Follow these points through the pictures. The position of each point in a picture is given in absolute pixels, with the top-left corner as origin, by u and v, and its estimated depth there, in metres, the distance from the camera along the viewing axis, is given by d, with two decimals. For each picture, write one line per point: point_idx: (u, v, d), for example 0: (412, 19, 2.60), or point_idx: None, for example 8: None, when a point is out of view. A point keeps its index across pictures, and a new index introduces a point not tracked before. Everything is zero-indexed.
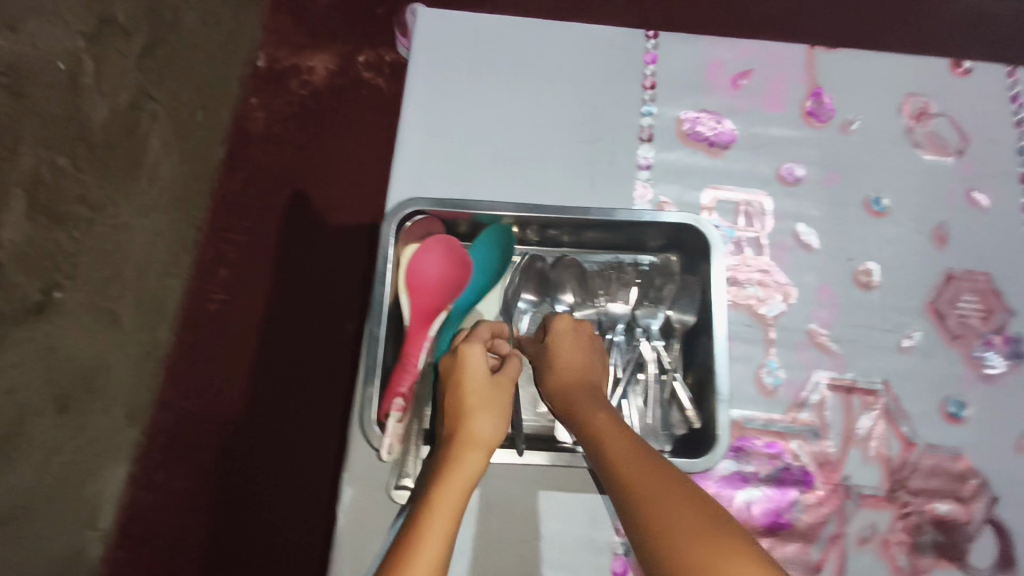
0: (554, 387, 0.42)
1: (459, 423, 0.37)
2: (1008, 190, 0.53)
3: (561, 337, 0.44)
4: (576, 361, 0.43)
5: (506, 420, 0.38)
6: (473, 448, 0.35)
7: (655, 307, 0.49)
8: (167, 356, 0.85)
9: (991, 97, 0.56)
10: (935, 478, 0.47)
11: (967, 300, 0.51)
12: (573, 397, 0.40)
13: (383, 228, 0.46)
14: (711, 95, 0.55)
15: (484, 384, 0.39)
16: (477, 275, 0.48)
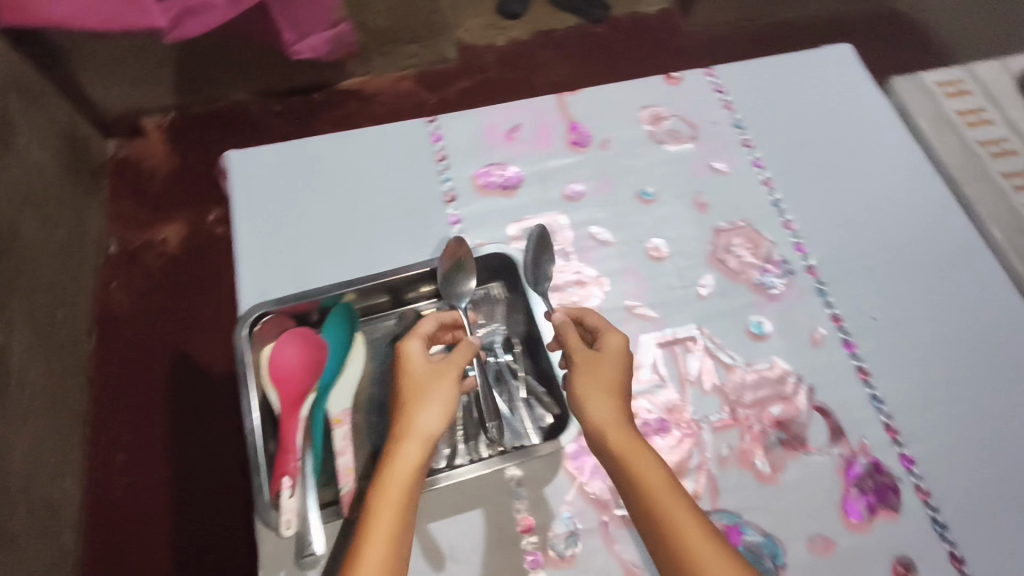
0: (600, 410, 0.42)
1: (402, 420, 0.41)
2: (737, 155, 0.68)
3: (617, 359, 0.45)
4: (624, 387, 0.44)
5: (449, 406, 0.42)
6: (410, 442, 0.40)
7: (493, 328, 0.56)
8: (80, 560, 0.82)
9: (703, 91, 0.71)
10: (762, 387, 0.56)
11: (737, 244, 0.62)
12: (620, 433, 0.40)
13: (236, 335, 0.51)
14: (494, 150, 0.66)
15: (425, 375, 0.44)
16: (333, 351, 0.52)
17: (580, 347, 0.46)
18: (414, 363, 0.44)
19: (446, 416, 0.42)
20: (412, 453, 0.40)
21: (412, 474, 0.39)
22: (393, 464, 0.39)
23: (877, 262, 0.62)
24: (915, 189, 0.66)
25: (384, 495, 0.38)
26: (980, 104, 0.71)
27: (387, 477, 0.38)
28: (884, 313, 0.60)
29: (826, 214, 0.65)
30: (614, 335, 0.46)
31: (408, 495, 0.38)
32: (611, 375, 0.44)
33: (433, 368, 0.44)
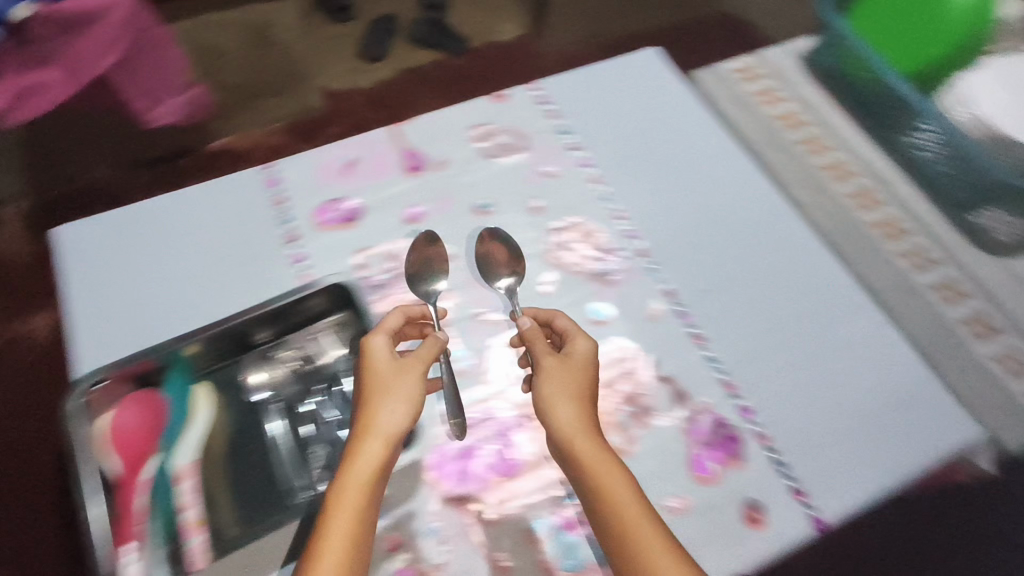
0: (569, 420, 0.50)
1: (366, 416, 0.49)
2: (564, 158, 0.72)
3: (582, 365, 0.53)
4: (587, 397, 0.52)
5: (407, 404, 0.49)
6: (370, 440, 0.48)
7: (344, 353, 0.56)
8: None
9: (527, 104, 0.76)
10: (607, 369, 0.59)
11: (572, 240, 0.66)
12: (586, 442, 0.49)
13: (66, 407, 0.48)
14: (332, 186, 0.68)
15: (388, 373, 0.51)
16: (174, 407, 0.52)
17: (548, 357, 0.53)
18: (380, 361, 0.51)
19: (406, 415, 0.49)
20: (374, 450, 0.47)
21: (376, 469, 0.47)
22: (357, 457, 0.47)
23: (701, 235, 0.68)
24: (725, 165, 0.72)
25: (345, 487, 0.46)
26: (774, 84, 0.79)
27: (354, 471, 0.46)
28: (711, 280, 0.65)
29: (649, 200, 0.70)
30: (582, 342, 0.54)
31: (367, 489, 0.46)
32: (579, 385, 0.52)
33: (397, 366, 0.51)
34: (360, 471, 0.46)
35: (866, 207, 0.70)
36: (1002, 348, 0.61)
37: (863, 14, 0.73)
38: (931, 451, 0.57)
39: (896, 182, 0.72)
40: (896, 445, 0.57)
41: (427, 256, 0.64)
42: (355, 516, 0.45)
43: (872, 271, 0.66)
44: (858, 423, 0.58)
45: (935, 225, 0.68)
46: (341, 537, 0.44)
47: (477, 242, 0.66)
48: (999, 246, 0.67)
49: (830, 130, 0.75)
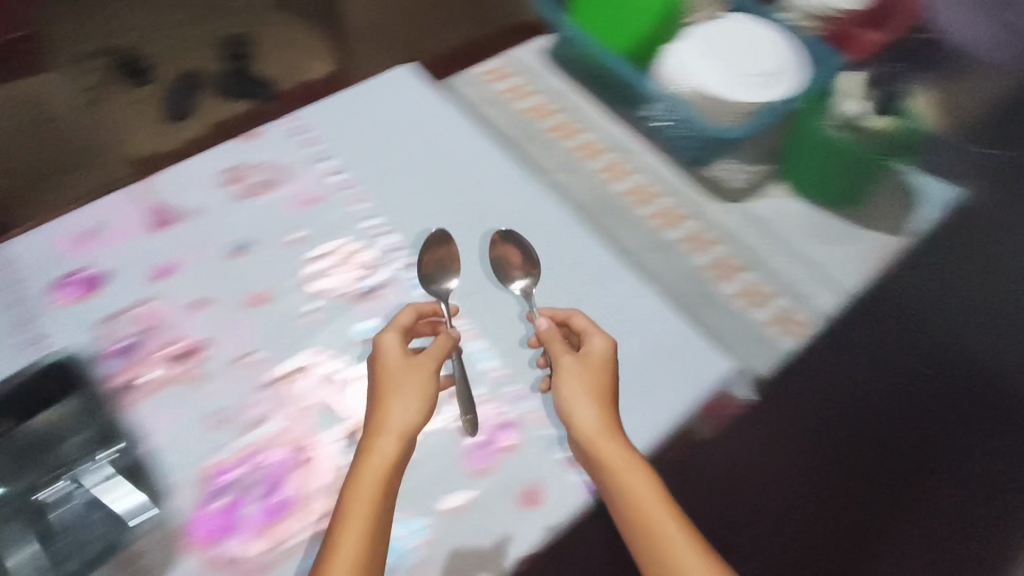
0: (590, 421, 0.53)
1: (379, 414, 0.53)
2: (320, 184, 0.72)
3: (599, 362, 0.57)
4: (609, 392, 0.56)
5: (414, 402, 0.53)
6: (382, 439, 0.51)
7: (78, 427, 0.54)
8: None
9: (280, 140, 0.76)
10: None
11: (331, 263, 0.66)
12: (605, 438, 0.53)
13: None
14: (69, 259, 0.64)
15: (403, 373, 0.55)
16: None
17: (567, 356, 0.57)
18: (393, 359, 0.56)
19: (415, 412, 0.53)
20: (387, 446, 0.51)
21: (390, 464, 0.50)
22: (371, 456, 0.50)
23: (463, 234, 0.69)
24: (480, 160, 0.74)
25: (360, 481, 0.49)
26: (521, 79, 0.82)
27: (367, 467, 0.49)
28: (477, 276, 0.66)
29: (409, 210, 0.70)
30: (597, 342, 0.58)
31: (383, 484, 0.49)
32: (596, 385, 0.55)
33: (407, 366, 0.55)
34: (372, 468, 0.49)
35: (614, 178, 0.75)
36: (743, 281, 0.68)
37: (580, 10, 0.79)
38: (692, 393, 0.60)
39: (638, 149, 0.77)
40: (658, 395, 0.60)
41: (441, 256, 0.67)
42: (368, 514, 0.47)
43: (625, 237, 0.70)
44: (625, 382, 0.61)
45: (675, 182, 0.74)
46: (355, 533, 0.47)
47: (488, 246, 0.68)
48: (731, 193, 0.75)
49: (576, 112, 0.79)
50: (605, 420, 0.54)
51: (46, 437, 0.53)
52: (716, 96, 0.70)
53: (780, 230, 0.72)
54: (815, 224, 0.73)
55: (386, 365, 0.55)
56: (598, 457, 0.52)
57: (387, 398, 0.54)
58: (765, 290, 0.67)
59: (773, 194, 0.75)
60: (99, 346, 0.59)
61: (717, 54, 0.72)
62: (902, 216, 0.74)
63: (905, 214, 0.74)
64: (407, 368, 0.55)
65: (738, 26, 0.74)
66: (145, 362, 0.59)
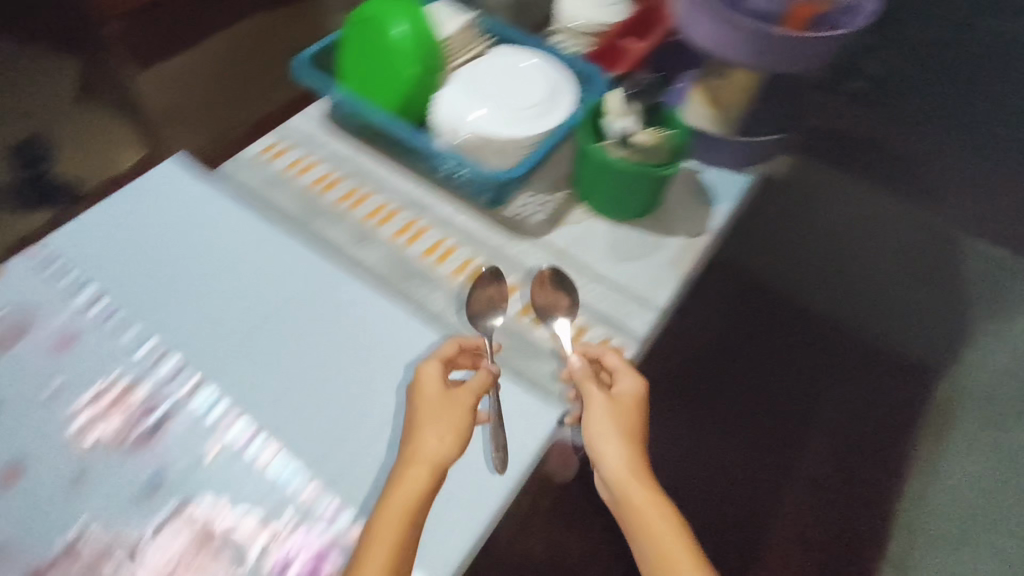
0: (617, 460, 0.56)
1: (412, 442, 0.53)
2: (77, 317, 0.62)
3: (629, 400, 0.58)
4: (636, 433, 0.58)
5: (448, 433, 0.54)
6: (414, 469, 0.52)
7: None
8: None
9: (23, 273, 0.64)
10: (166, 546, 0.51)
11: (99, 411, 0.57)
12: (633, 478, 0.56)
13: None
14: None
15: (436, 406, 0.55)
16: None
17: (601, 395, 0.58)
18: (431, 392, 0.56)
19: (444, 446, 0.54)
20: (418, 477, 0.52)
21: (417, 496, 0.51)
22: (405, 485, 0.51)
23: (259, 336, 0.62)
24: (272, 251, 0.68)
25: (388, 513, 0.50)
26: (303, 150, 0.76)
27: (396, 500, 0.50)
28: (281, 379, 0.59)
29: (196, 322, 0.62)
30: (630, 383, 0.59)
31: (408, 519, 0.50)
32: (626, 423, 0.57)
33: (443, 398, 0.56)
34: (400, 501, 0.50)
35: (414, 240, 0.70)
36: (561, 317, 0.66)
37: (343, 71, 0.75)
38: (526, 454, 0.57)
39: (433, 201, 0.73)
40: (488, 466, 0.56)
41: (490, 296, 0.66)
42: (390, 547, 0.49)
43: (431, 300, 0.66)
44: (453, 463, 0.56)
45: (477, 231, 0.71)
46: (380, 561, 0.48)
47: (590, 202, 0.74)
48: (536, 228, 0.73)
49: (368, 176, 0.74)
50: (634, 458, 0.57)
51: None
52: (494, 139, 0.70)
53: (588, 255, 0.71)
54: (620, 241, 0.73)
55: (422, 394, 0.56)
56: (629, 495, 0.56)
57: (421, 429, 0.54)
58: (583, 322, 0.66)
59: (574, 218, 0.75)
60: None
61: (486, 97, 0.72)
62: (698, 217, 0.77)
63: (700, 214, 0.77)
64: (444, 400, 0.56)
65: (500, 65, 0.75)
66: None
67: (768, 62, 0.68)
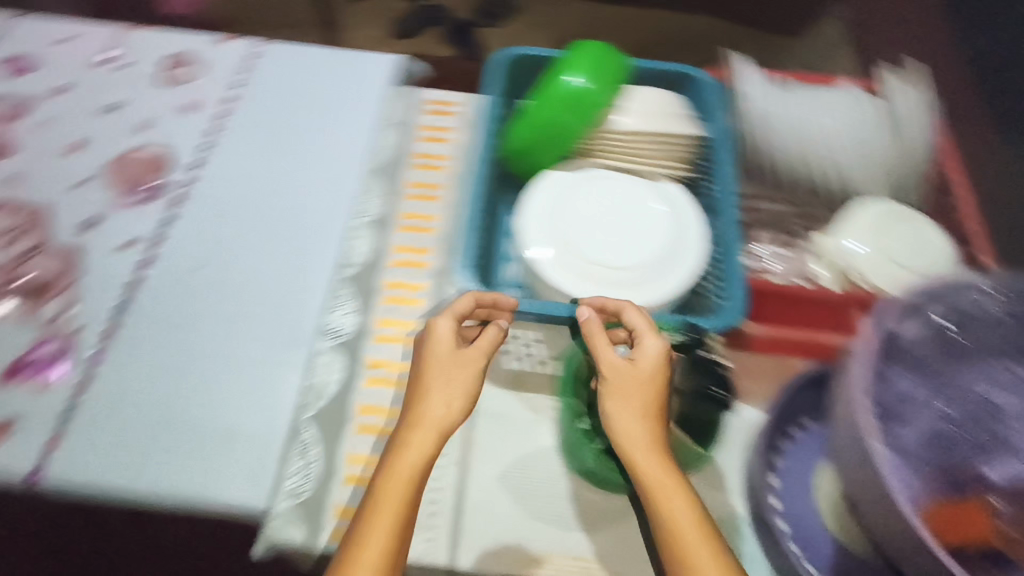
0: (635, 431, 0.46)
1: (413, 409, 0.49)
2: (206, 98, 0.79)
3: (654, 370, 0.48)
4: (661, 407, 0.48)
5: (457, 392, 0.49)
6: (418, 434, 0.48)
7: None
8: None
9: (234, 55, 0.83)
10: (54, 260, 0.66)
11: (134, 161, 0.73)
12: (653, 454, 0.46)
13: None
14: (34, 44, 0.82)
15: (444, 367, 0.50)
16: None
17: (621, 364, 0.48)
18: (442, 350, 0.51)
19: (455, 401, 0.49)
20: (424, 441, 0.47)
21: (418, 465, 0.46)
22: (404, 451, 0.47)
23: (237, 215, 0.69)
24: (332, 171, 0.72)
25: (388, 478, 0.46)
26: (452, 125, 0.77)
27: (395, 470, 0.46)
28: (197, 248, 0.67)
29: (228, 157, 0.74)
30: (651, 344, 0.48)
31: (408, 489, 0.46)
32: (646, 394, 0.47)
33: (454, 352, 0.51)
34: (401, 470, 0.46)
35: (403, 265, 0.66)
36: (383, 449, 0.56)
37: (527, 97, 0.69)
38: (178, 489, 0.54)
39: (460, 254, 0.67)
40: (169, 458, 0.56)
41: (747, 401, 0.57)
42: (394, 511, 0.45)
43: (336, 308, 0.63)
44: (144, 424, 0.57)
45: (446, 316, 0.63)
46: (387, 516, 0.45)
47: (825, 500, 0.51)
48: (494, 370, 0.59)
49: (456, 185, 0.72)
50: (655, 431, 0.47)
51: None
52: (521, 242, 0.56)
53: (483, 441, 0.56)
54: (533, 469, 0.55)
55: (430, 348, 0.51)
56: (643, 472, 0.46)
57: (421, 393, 0.49)
58: None
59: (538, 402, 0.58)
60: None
61: (596, 209, 0.58)
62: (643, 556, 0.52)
63: (650, 555, 0.52)
64: (456, 357, 0.51)
65: (637, 202, 0.59)
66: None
67: (870, 529, 0.41)
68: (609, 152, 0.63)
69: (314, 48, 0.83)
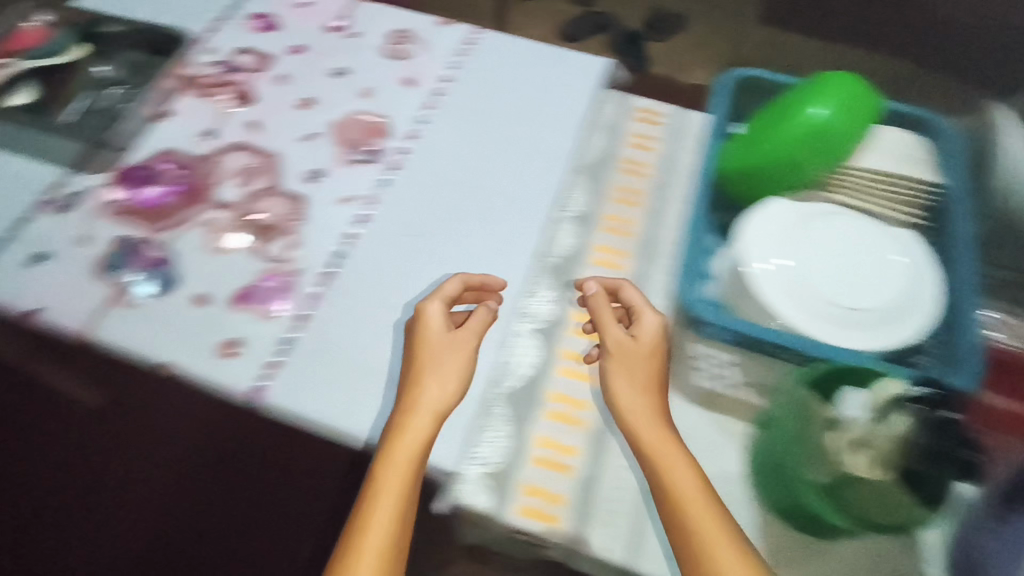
0: (635, 398, 0.55)
1: (410, 396, 0.55)
2: (424, 74, 0.84)
3: (653, 344, 0.57)
4: (658, 378, 0.57)
5: (448, 377, 0.57)
6: (414, 420, 0.54)
7: (135, 64, 0.81)
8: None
9: (453, 38, 0.88)
10: (281, 203, 0.72)
11: (357, 123, 0.78)
12: (650, 418, 0.54)
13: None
14: (277, 8, 0.90)
15: (437, 350, 0.58)
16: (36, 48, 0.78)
17: (626, 340, 0.57)
18: (433, 336, 0.58)
19: (448, 385, 0.56)
20: (420, 427, 0.54)
21: (415, 449, 0.53)
22: (402, 437, 0.53)
23: (448, 190, 0.74)
24: (539, 162, 0.75)
25: (391, 464, 0.52)
26: (659, 134, 0.77)
27: (393, 458, 0.52)
28: (410, 215, 0.72)
29: (441, 134, 0.78)
30: (650, 321, 0.58)
31: (409, 473, 0.52)
32: (644, 362, 0.57)
33: (443, 338, 0.58)
34: (400, 456, 0.52)
35: (603, 264, 0.67)
36: (572, 436, 0.58)
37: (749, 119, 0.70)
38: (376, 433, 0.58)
39: (660, 262, 0.68)
40: (379, 403, 0.60)
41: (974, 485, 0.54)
42: (396, 492, 0.51)
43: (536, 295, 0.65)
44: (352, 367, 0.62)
45: None
46: (390, 495, 0.51)
47: None
48: (685, 384, 0.61)
49: (658, 192, 0.72)
50: (651, 399, 0.55)
51: (137, 60, 0.81)
52: (740, 255, 0.58)
53: None
54: (718, 488, 0.56)
55: (422, 334, 0.58)
56: (642, 434, 0.53)
57: (416, 378, 0.56)
58: (572, 460, 0.57)
59: (730, 424, 0.59)
60: (217, 57, 0.85)
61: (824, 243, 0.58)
62: None
63: None
64: (442, 345, 0.58)
65: (867, 249, 0.58)
66: (244, 89, 0.82)
67: None
68: (844, 187, 0.64)
69: (523, 41, 0.88)
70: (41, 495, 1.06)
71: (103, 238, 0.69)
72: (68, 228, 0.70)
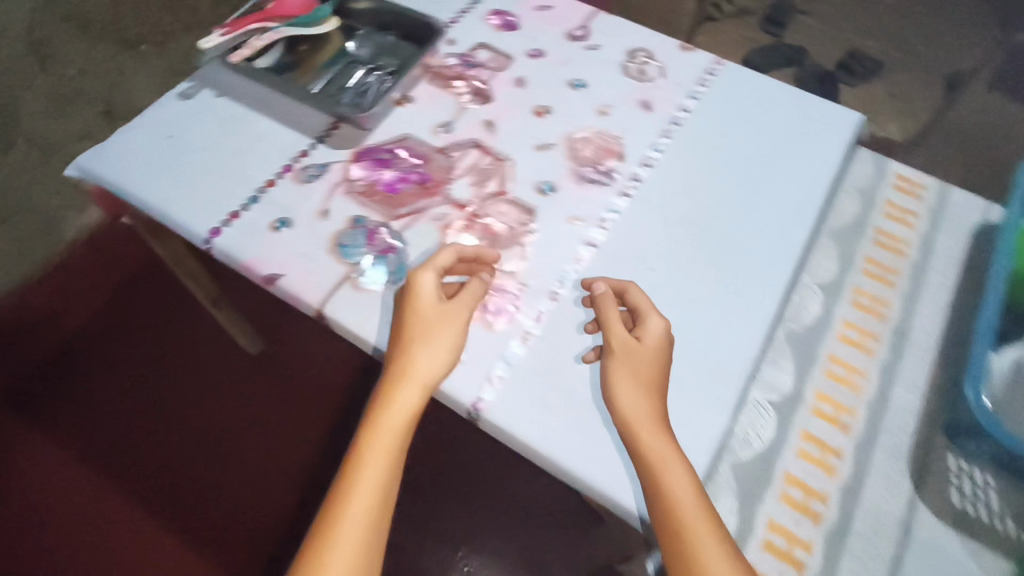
0: (638, 401, 0.55)
1: (403, 361, 0.57)
2: (664, 99, 0.81)
3: (656, 345, 0.58)
4: (659, 380, 0.57)
5: (443, 345, 0.58)
6: (407, 385, 0.56)
7: (388, 53, 0.84)
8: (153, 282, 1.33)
9: (695, 64, 0.84)
10: (512, 212, 0.71)
11: (591, 141, 0.77)
12: (650, 424, 0.54)
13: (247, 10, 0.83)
14: (518, 8, 0.90)
15: (432, 316, 0.59)
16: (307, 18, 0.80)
17: (630, 339, 0.58)
18: (427, 305, 0.59)
19: (445, 354, 0.58)
20: (412, 394, 0.56)
21: (410, 412, 0.55)
22: (391, 404, 0.55)
23: (680, 228, 0.70)
24: (782, 214, 0.71)
25: (379, 427, 0.54)
26: (918, 209, 0.72)
27: (382, 422, 0.54)
28: (638, 247, 0.69)
29: (676, 166, 0.75)
30: (654, 324, 0.58)
31: (395, 435, 0.54)
32: (648, 364, 0.57)
33: (438, 308, 0.59)
34: (391, 418, 0.55)
35: (848, 343, 0.64)
36: (805, 527, 0.55)
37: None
38: (594, 475, 0.57)
39: (913, 356, 0.63)
40: (592, 444, 0.58)
41: None
42: (386, 450, 0.53)
43: (774, 363, 0.63)
44: (571, 397, 0.60)
45: (890, 417, 0.60)
46: (380, 454, 0.53)
47: None
48: (937, 498, 0.57)
49: (913, 275, 0.68)
50: (653, 404, 0.55)
51: (389, 48, 0.85)
52: None
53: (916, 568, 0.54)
54: None
55: (414, 301, 0.60)
56: (643, 439, 0.53)
57: (409, 340, 0.58)
58: (805, 556, 0.54)
59: (982, 556, 0.55)
60: (458, 48, 0.85)
61: None
62: None
63: None
64: (441, 313, 0.59)
65: None
66: (482, 86, 0.81)
67: None
68: None
69: (767, 79, 0.83)
70: (169, 446, 1.19)
71: (339, 214, 0.71)
72: (310, 200, 0.72)
